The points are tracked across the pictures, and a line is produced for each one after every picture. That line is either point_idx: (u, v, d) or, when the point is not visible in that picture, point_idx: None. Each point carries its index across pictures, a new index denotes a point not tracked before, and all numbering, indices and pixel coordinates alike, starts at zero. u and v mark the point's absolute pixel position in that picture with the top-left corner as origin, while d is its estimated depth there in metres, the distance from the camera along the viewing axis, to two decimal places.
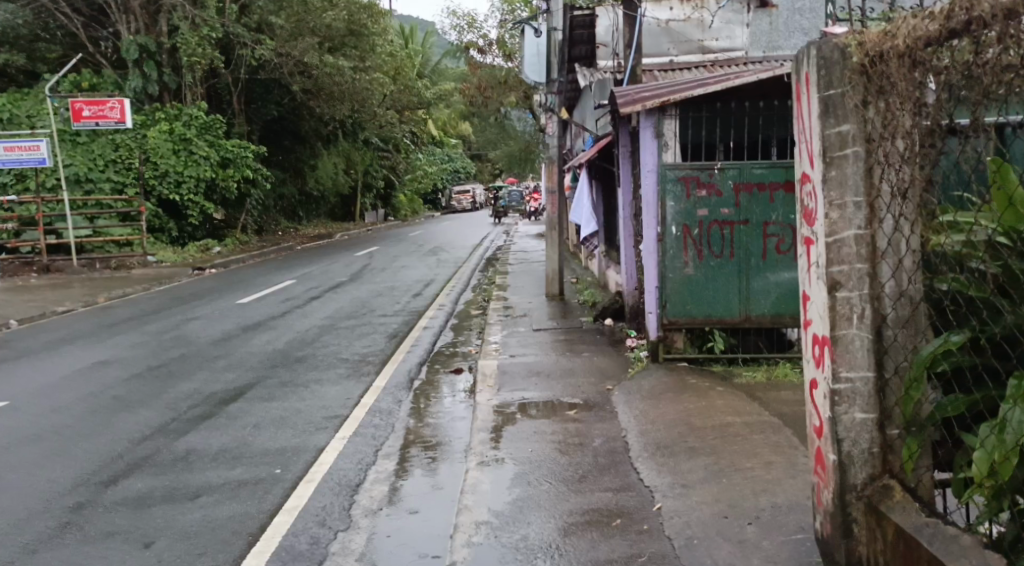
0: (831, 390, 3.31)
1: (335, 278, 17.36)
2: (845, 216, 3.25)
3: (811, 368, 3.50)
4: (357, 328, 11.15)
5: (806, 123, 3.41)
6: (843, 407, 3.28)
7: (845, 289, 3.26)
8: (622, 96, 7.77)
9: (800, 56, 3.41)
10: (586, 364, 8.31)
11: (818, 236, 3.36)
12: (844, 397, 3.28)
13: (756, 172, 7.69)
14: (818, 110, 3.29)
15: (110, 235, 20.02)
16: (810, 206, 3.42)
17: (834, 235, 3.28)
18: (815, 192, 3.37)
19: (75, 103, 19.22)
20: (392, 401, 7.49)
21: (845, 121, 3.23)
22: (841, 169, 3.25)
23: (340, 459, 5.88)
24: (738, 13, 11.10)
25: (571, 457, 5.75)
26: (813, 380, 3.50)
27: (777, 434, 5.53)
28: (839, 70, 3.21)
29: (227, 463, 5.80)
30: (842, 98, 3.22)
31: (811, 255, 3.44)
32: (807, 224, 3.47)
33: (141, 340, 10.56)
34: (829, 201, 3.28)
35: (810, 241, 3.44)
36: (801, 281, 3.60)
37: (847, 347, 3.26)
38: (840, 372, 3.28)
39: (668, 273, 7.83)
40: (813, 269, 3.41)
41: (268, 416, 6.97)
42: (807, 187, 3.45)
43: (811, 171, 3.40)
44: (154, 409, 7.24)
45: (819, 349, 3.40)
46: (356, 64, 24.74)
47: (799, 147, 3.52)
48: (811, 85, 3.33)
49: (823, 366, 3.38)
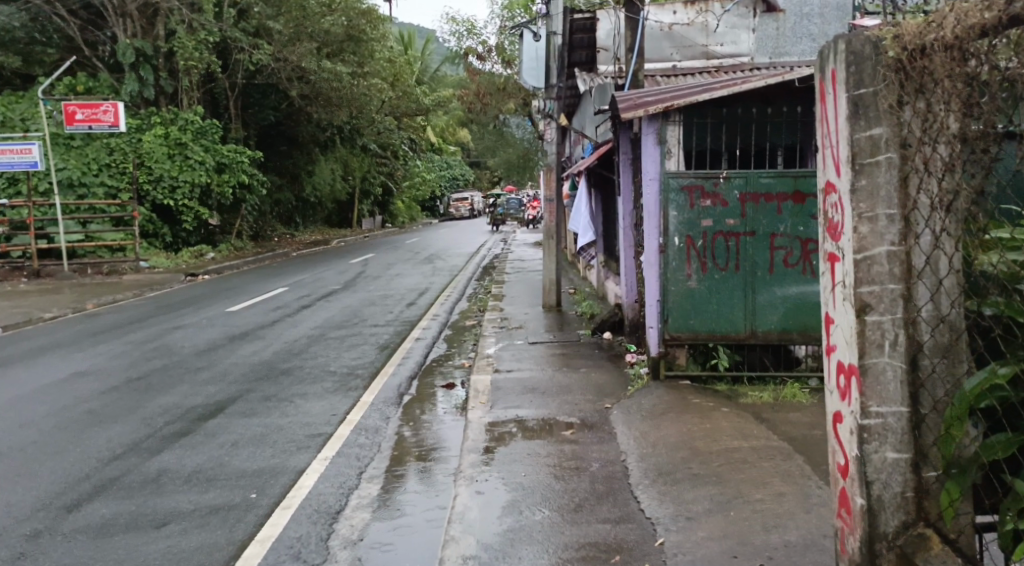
0: (859, 426, 2.99)
1: (329, 285, 17.00)
2: (877, 230, 2.91)
3: (834, 400, 3.16)
4: (347, 339, 10.78)
5: (830, 128, 3.08)
6: (873, 445, 2.96)
7: (876, 313, 2.92)
8: (623, 100, 7.44)
9: (824, 51, 3.08)
10: (583, 380, 7.96)
11: (844, 252, 3.02)
12: (874, 433, 2.95)
13: (763, 182, 7.35)
14: (846, 111, 2.96)
15: (102, 240, 19.65)
16: (836, 218, 3.08)
17: (863, 252, 2.94)
18: (841, 203, 3.04)
19: (68, 106, 18.88)
20: (380, 418, 7.13)
21: (878, 123, 2.90)
22: (872, 178, 2.92)
23: (320, 483, 5.52)
24: (744, 17, 10.66)
25: (566, 483, 5.40)
26: (836, 413, 3.16)
27: (787, 463, 5.18)
28: (871, 66, 2.89)
29: (200, 486, 5.43)
30: (875, 99, 2.90)
31: (835, 274, 3.10)
32: (831, 238, 3.13)
33: (125, 350, 10.19)
34: (859, 213, 2.94)
35: (835, 257, 3.10)
36: (822, 301, 3.27)
37: (878, 379, 2.93)
38: (870, 406, 2.95)
39: (670, 286, 7.50)
40: (838, 289, 3.07)
41: (247, 433, 6.60)
42: (833, 198, 3.10)
43: (836, 180, 3.06)
44: (129, 425, 6.86)
45: (844, 380, 3.05)
46: (354, 70, 24.42)
47: (821, 152, 3.22)
48: (837, 83, 3.00)
49: (849, 399, 3.04)
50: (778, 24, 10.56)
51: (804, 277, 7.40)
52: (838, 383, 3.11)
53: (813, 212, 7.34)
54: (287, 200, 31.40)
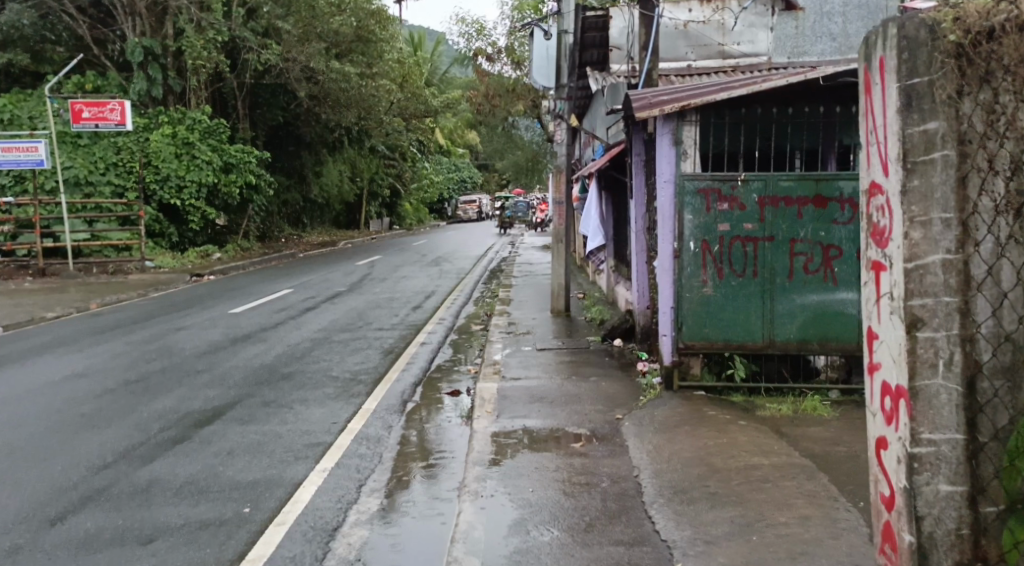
0: (909, 455, 2.84)
1: (334, 287, 16.73)
2: (930, 236, 2.76)
3: (877, 425, 3.03)
4: (351, 343, 10.50)
5: (877, 122, 2.94)
6: (924, 477, 2.82)
7: (928, 329, 2.77)
8: (637, 100, 7.14)
9: (872, 38, 2.94)
10: (593, 389, 7.65)
11: (892, 261, 2.86)
12: (926, 464, 2.81)
13: (783, 185, 7.05)
14: (897, 103, 2.81)
15: (108, 240, 19.45)
16: (882, 222, 2.92)
17: (915, 260, 2.78)
18: (889, 206, 2.88)
19: (74, 103, 18.65)
20: (382, 426, 6.86)
21: (933, 117, 2.76)
22: (926, 177, 2.77)
23: (318, 496, 5.24)
24: (762, 15, 10.21)
25: (576, 500, 5.10)
26: (880, 438, 3.03)
27: (811, 483, 4.90)
28: (926, 53, 2.75)
29: (191, 498, 5.15)
30: (930, 89, 2.76)
31: (880, 285, 2.95)
32: (875, 244, 2.98)
33: (124, 351, 9.93)
34: (911, 217, 2.78)
35: (880, 266, 2.95)
36: (862, 314, 3.13)
37: (931, 403, 2.78)
38: (922, 433, 2.80)
39: (684, 292, 7.21)
40: (885, 303, 2.92)
41: (244, 441, 6.32)
42: (878, 200, 2.94)
43: (883, 180, 2.91)
44: (122, 431, 6.58)
45: (891, 402, 2.91)
46: (363, 70, 24.17)
47: (864, 149, 3.06)
48: (886, 72, 2.86)
49: (897, 423, 2.89)
50: (798, 23, 10.14)
51: (824, 284, 7.09)
52: (884, 405, 2.98)
53: (836, 217, 7.03)
54: (294, 201, 31.20)
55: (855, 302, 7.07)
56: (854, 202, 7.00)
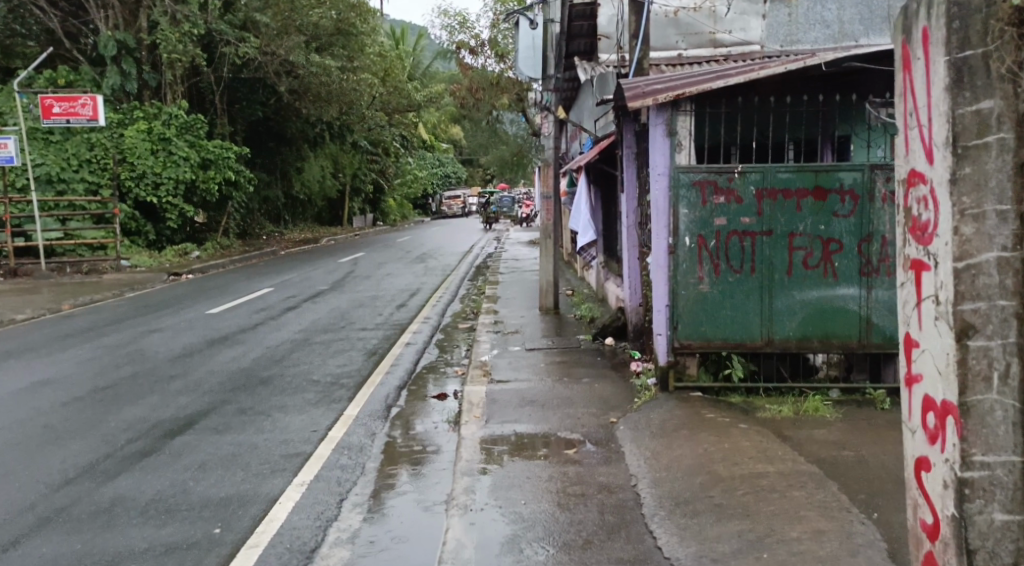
0: (959, 480, 2.82)
1: (315, 285, 16.33)
2: (984, 232, 2.75)
3: (918, 442, 3.04)
4: (333, 344, 10.15)
5: (920, 101, 2.96)
6: (977, 505, 2.80)
7: (982, 336, 2.76)
8: (628, 89, 6.82)
9: (915, 10, 2.98)
10: (585, 392, 7.33)
11: (937, 258, 2.88)
12: (979, 490, 2.79)
13: (781, 177, 6.76)
14: (945, 79, 2.81)
15: (82, 239, 18.98)
16: (925, 216, 2.95)
17: (967, 259, 2.77)
18: (933, 197, 2.89)
19: (45, 99, 18.15)
20: (364, 434, 6.51)
21: (988, 95, 2.74)
22: (979, 164, 2.75)
23: (295, 514, 4.91)
24: (753, 2, 9.79)
25: (572, 513, 4.80)
26: (920, 458, 3.04)
27: (820, 492, 4.61)
28: (979, 25, 2.74)
29: (157, 519, 4.80)
30: (985, 61, 2.74)
31: (922, 286, 2.97)
32: (917, 241, 2.99)
33: (94, 356, 9.53)
34: (962, 209, 2.77)
35: (922, 265, 2.96)
36: (899, 318, 3.14)
37: (983, 422, 2.77)
38: (974, 455, 2.79)
39: (680, 289, 6.90)
40: (928, 307, 2.93)
41: (217, 453, 5.98)
42: (921, 190, 2.97)
43: (927, 169, 2.92)
44: (87, 444, 6.23)
45: (936, 419, 2.91)
46: (344, 64, 23.77)
47: (901, 134, 3.12)
48: (931, 44, 2.88)
49: (944, 445, 2.87)
50: (790, 10, 9.79)
51: (825, 280, 6.81)
52: (926, 422, 2.98)
53: (836, 210, 6.74)
54: (275, 197, 30.71)
55: (857, 298, 6.79)
56: (855, 194, 6.71)
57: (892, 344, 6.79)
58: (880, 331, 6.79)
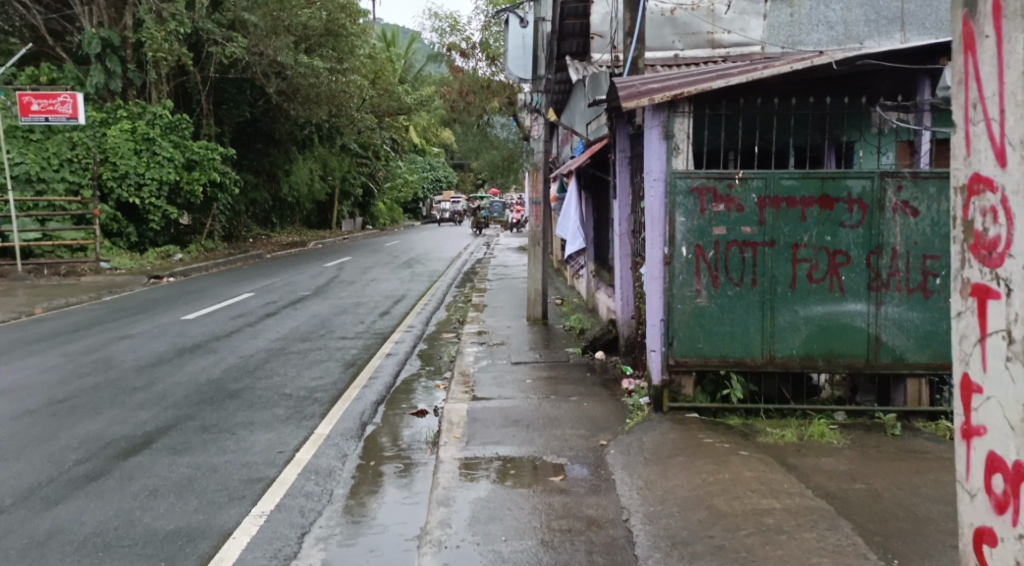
0: None
1: (298, 291, 15.79)
2: None
3: (981, 509, 2.84)
4: (310, 354, 9.67)
5: (989, 91, 2.76)
6: None
7: None
8: (623, 88, 6.35)
9: None
10: (574, 411, 6.86)
11: (1011, 286, 2.68)
12: None
13: (785, 184, 6.31)
14: None
15: (61, 239, 18.42)
16: (995, 231, 2.74)
17: None
18: (1007, 207, 2.69)
19: (23, 96, 17.65)
20: (335, 457, 6.02)
21: None
22: None
23: (249, 552, 4.50)
24: (754, 1, 9.29)
25: (557, 554, 4.37)
26: (982, 529, 2.84)
27: (833, 536, 4.19)
28: None
29: (93, 558, 4.40)
30: None
31: (987, 320, 2.77)
32: (984, 262, 2.78)
33: (55, 365, 8.99)
34: None
35: (989, 292, 2.76)
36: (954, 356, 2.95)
37: None
38: None
39: (675, 302, 6.44)
40: (997, 343, 2.74)
41: (172, 477, 5.50)
42: (991, 200, 2.75)
43: (999, 173, 2.73)
44: (31, 464, 5.73)
45: (1009, 485, 2.72)
46: (333, 66, 23.19)
47: (959, 134, 2.90)
48: (1006, 20, 2.68)
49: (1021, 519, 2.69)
50: (793, 10, 9.28)
51: (830, 295, 6.36)
52: (992, 486, 2.79)
53: (843, 220, 6.30)
54: (263, 198, 30.19)
55: (865, 314, 6.35)
56: (863, 203, 6.28)
57: (902, 364, 6.35)
58: (889, 350, 6.35)
